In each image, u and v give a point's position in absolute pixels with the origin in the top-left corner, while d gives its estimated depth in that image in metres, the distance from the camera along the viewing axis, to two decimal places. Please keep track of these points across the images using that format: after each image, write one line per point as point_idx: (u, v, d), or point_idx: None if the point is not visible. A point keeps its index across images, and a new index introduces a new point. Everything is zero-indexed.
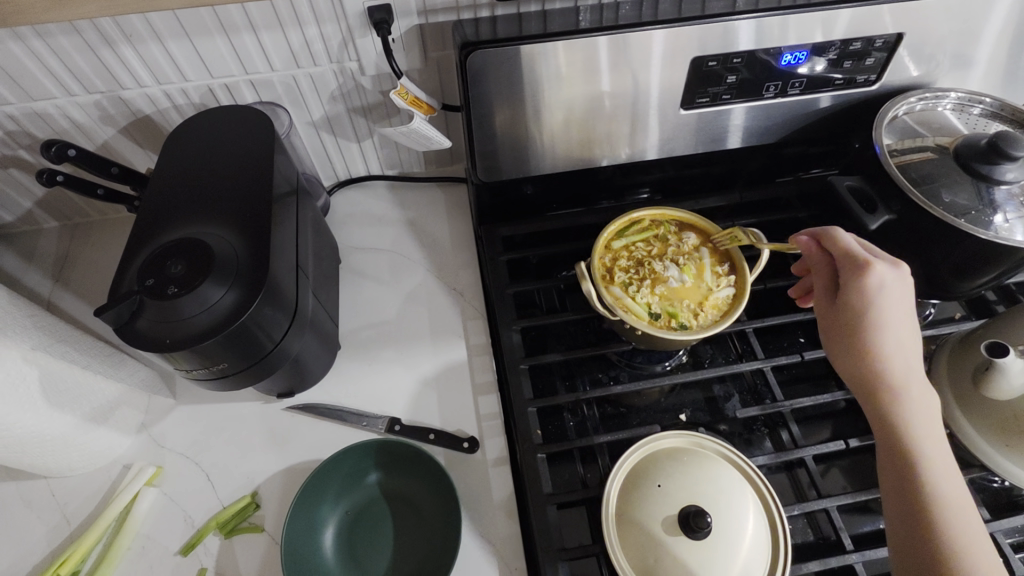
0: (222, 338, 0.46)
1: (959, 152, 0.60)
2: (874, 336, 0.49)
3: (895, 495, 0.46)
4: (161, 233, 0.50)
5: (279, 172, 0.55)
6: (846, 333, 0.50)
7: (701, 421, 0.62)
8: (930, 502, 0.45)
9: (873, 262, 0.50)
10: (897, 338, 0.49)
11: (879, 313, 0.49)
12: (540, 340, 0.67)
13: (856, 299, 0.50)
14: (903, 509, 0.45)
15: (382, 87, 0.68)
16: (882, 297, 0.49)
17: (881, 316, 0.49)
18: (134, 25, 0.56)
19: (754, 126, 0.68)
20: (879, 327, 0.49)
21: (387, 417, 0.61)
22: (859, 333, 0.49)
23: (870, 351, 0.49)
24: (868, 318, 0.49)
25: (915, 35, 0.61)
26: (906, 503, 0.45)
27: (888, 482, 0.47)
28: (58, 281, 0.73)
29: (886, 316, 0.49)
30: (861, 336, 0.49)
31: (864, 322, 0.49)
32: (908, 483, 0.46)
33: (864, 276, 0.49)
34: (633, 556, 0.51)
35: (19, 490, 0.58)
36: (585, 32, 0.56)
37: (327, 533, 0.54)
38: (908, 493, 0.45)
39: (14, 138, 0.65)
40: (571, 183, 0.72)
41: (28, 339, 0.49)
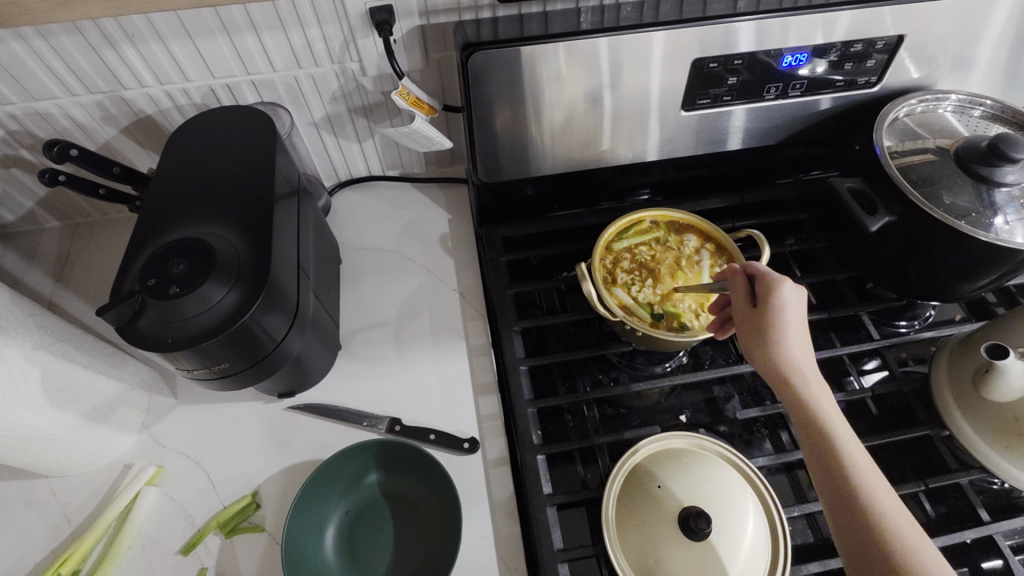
0: (223, 338, 0.46)
1: (959, 154, 0.60)
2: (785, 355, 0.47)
3: (840, 528, 0.42)
4: (162, 233, 0.51)
5: (280, 172, 0.56)
6: (762, 356, 0.48)
7: (701, 422, 0.62)
8: (876, 528, 0.40)
9: (781, 279, 0.48)
10: (805, 356, 0.47)
11: (784, 324, 0.47)
12: (540, 340, 0.67)
13: (764, 317, 0.48)
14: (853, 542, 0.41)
15: (383, 87, 0.68)
16: (787, 314, 0.48)
17: (788, 332, 0.47)
18: (136, 26, 0.56)
19: (755, 128, 0.68)
20: (786, 346, 0.47)
21: (388, 418, 0.61)
22: (771, 354, 0.47)
23: (787, 369, 0.47)
24: (774, 336, 0.47)
25: (916, 37, 0.61)
26: (855, 535, 0.41)
27: (830, 515, 0.43)
28: (59, 281, 0.73)
29: (791, 334, 0.47)
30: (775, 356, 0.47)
31: (775, 341, 0.47)
32: (851, 511, 0.41)
33: (773, 290, 0.48)
34: (632, 556, 0.51)
35: (20, 489, 0.58)
36: (586, 33, 0.57)
37: (327, 532, 0.54)
38: (852, 522, 0.41)
39: (15, 138, 0.65)
40: (571, 184, 0.73)
41: (30, 338, 0.49)
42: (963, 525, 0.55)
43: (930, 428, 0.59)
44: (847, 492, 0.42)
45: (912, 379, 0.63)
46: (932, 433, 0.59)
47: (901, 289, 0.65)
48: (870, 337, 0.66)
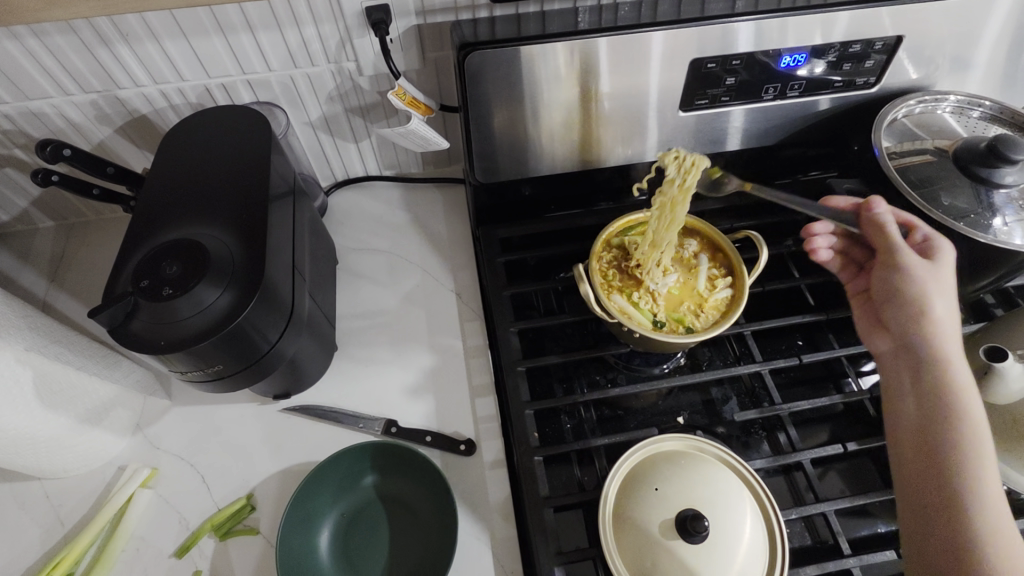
0: (216, 340, 0.45)
1: (958, 155, 0.60)
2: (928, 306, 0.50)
3: (927, 462, 0.45)
4: (157, 234, 0.50)
5: (275, 172, 0.55)
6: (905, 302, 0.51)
7: (699, 424, 0.62)
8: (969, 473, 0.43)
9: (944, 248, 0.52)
10: (947, 314, 0.50)
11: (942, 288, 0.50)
12: (537, 342, 0.66)
13: (915, 269, 0.51)
14: (939, 476, 0.44)
15: (380, 87, 0.68)
16: (941, 275, 0.51)
17: (937, 288, 0.50)
18: (130, 25, 0.56)
19: (752, 128, 0.67)
20: (933, 300, 0.50)
21: (383, 419, 0.61)
22: (915, 302, 0.50)
23: (926, 322, 0.49)
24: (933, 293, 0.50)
25: (915, 38, 0.61)
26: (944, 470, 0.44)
27: (922, 449, 0.46)
28: (54, 281, 0.73)
29: (940, 289, 0.50)
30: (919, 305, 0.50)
31: (922, 292, 0.50)
32: (946, 450, 0.45)
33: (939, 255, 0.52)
34: (628, 558, 0.51)
35: (13, 491, 0.57)
36: (584, 32, 0.56)
37: (323, 534, 0.54)
38: (944, 460, 0.44)
39: (9, 137, 0.65)
40: (569, 184, 0.72)
41: (22, 339, 0.49)
42: None
43: None
44: (948, 435, 0.45)
45: None
46: None
47: None
48: None
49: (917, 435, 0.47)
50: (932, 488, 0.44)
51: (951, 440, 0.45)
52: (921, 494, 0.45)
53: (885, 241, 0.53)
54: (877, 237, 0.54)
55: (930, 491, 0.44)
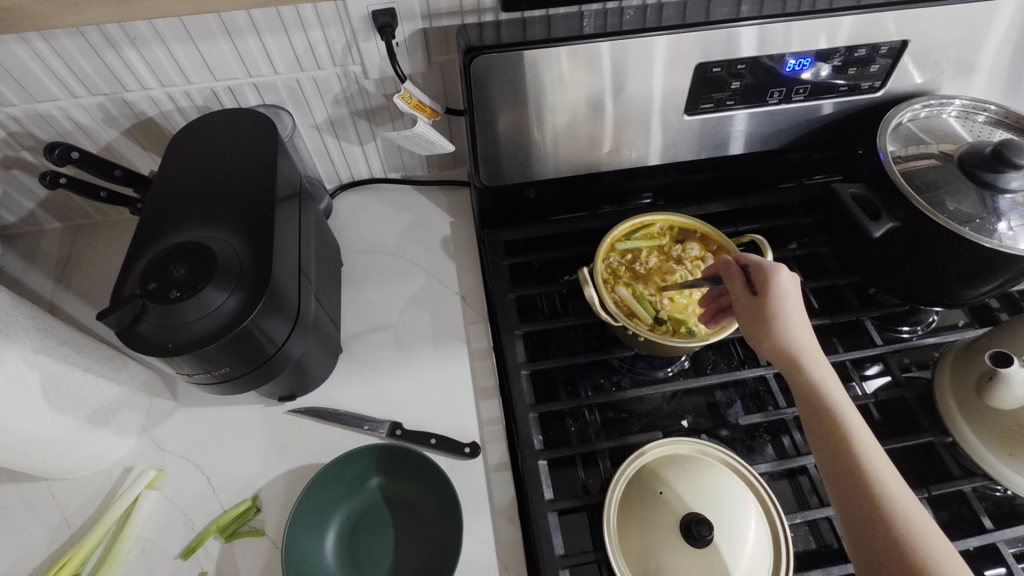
0: (223, 343, 0.46)
1: (963, 160, 0.60)
2: (787, 340, 0.48)
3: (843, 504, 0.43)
4: (164, 237, 0.50)
5: (282, 175, 0.55)
6: (768, 345, 0.49)
7: (703, 428, 0.62)
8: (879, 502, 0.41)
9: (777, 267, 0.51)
10: (804, 337, 0.49)
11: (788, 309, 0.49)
12: (542, 345, 0.67)
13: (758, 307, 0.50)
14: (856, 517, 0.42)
15: (386, 90, 0.68)
16: (789, 296, 0.49)
17: (788, 318, 0.49)
18: (138, 28, 0.56)
19: (757, 133, 0.68)
20: (787, 329, 0.48)
21: (388, 422, 0.61)
22: (773, 341, 0.49)
23: (787, 352, 0.48)
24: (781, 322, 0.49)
25: (920, 42, 0.61)
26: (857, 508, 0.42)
27: (835, 495, 0.43)
28: (60, 283, 0.73)
29: (791, 318, 0.49)
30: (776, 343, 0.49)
31: (777, 321, 0.49)
32: (852, 482, 0.42)
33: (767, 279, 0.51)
34: (633, 562, 0.51)
35: (20, 492, 0.58)
36: (589, 37, 0.56)
37: (328, 537, 0.54)
38: (855, 497, 0.42)
39: (17, 139, 0.65)
40: (573, 187, 0.72)
41: (29, 341, 0.49)
42: (966, 533, 0.55)
43: (933, 435, 0.58)
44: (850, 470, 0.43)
45: (914, 385, 0.63)
46: (935, 439, 0.58)
47: (904, 294, 0.65)
48: (873, 342, 0.65)
49: (829, 479, 0.44)
50: (858, 531, 0.41)
51: (853, 475, 0.42)
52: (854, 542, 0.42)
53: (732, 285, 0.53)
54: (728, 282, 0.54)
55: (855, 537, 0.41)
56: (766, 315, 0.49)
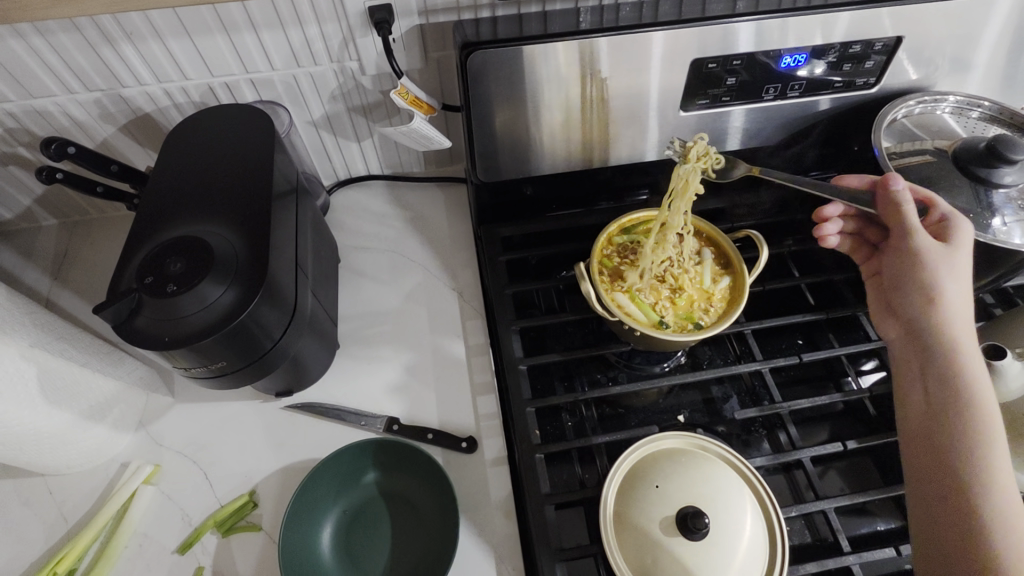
0: (219, 337, 0.46)
1: (957, 155, 0.61)
2: (945, 293, 0.50)
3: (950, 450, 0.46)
4: (161, 231, 0.50)
5: (278, 171, 0.55)
6: (923, 292, 0.51)
7: (699, 422, 0.62)
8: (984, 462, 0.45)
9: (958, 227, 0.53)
10: (959, 297, 0.51)
11: (951, 269, 0.51)
12: (538, 340, 0.67)
13: (924, 254, 0.52)
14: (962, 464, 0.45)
15: (383, 86, 0.68)
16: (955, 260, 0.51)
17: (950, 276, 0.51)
18: (135, 23, 0.56)
19: (752, 129, 0.68)
20: (949, 285, 0.51)
21: (385, 417, 0.61)
22: (928, 289, 0.51)
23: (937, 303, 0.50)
24: (938, 277, 0.51)
25: (914, 39, 0.62)
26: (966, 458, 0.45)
27: (946, 437, 0.46)
28: (57, 279, 0.73)
29: (951, 276, 0.51)
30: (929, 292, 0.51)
31: (935, 276, 0.51)
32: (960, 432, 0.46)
33: (951, 237, 0.53)
34: (629, 555, 0.51)
35: (17, 487, 0.58)
36: (586, 32, 0.57)
37: (325, 531, 0.54)
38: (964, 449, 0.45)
39: (13, 135, 0.65)
40: (570, 183, 0.72)
41: (26, 336, 0.49)
42: None
43: None
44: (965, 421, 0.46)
45: None
46: None
47: None
48: (868, 337, 0.65)
49: (935, 422, 0.48)
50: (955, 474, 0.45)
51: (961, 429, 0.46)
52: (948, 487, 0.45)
53: (897, 219, 0.53)
54: (891, 215, 0.54)
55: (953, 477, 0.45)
56: (931, 273, 0.51)
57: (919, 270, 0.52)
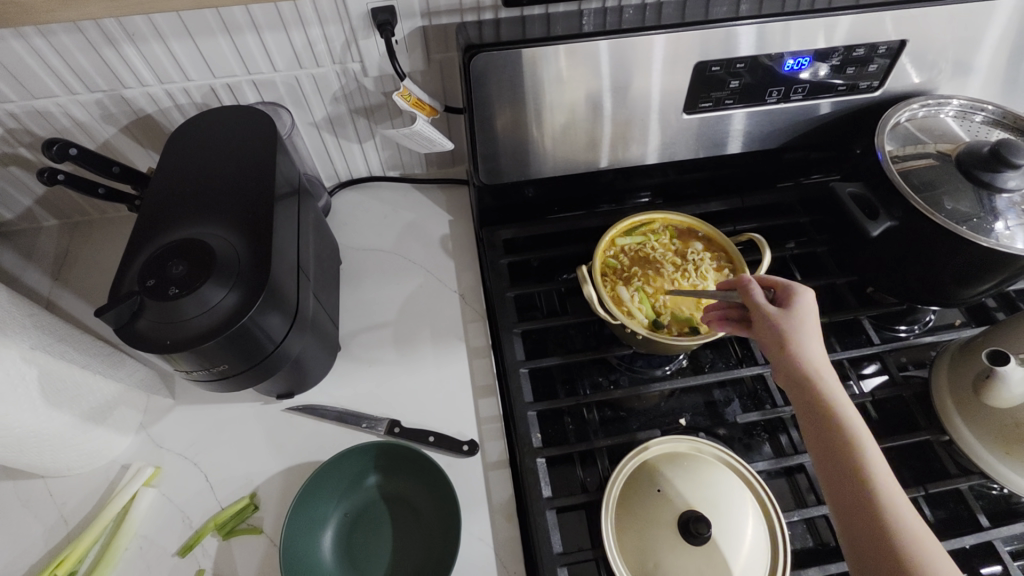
0: (222, 340, 0.45)
1: (961, 160, 0.60)
2: (798, 345, 0.47)
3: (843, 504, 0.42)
4: (162, 234, 0.50)
5: (281, 173, 0.55)
6: (777, 352, 0.48)
7: (701, 426, 0.62)
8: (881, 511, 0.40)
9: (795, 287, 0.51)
10: (818, 354, 0.48)
11: (802, 328, 0.48)
12: (540, 343, 0.67)
13: (776, 318, 0.49)
14: (857, 522, 0.41)
15: (385, 88, 0.68)
16: (805, 318, 0.49)
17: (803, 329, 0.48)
18: (137, 25, 0.56)
19: (755, 132, 0.68)
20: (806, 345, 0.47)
21: (387, 420, 0.61)
22: (781, 348, 0.48)
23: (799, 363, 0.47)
24: (794, 339, 0.48)
25: (919, 42, 0.61)
26: (859, 512, 0.41)
27: (832, 490, 0.43)
28: (58, 280, 0.73)
29: (806, 327, 0.48)
30: (778, 352, 0.48)
31: (792, 337, 0.48)
32: (858, 498, 0.41)
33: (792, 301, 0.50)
34: (631, 558, 0.51)
35: (16, 490, 0.58)
36: (588, 35, 0.56)
37: (326, 535, 0.54)
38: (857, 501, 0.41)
39: (14, 136, 0.65)
40: (573, 186, 0.72)
41: (27, 338, 0.49)
42: (962, 531, 0.55)
43: (930, 433, 0.58)
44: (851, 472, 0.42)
45: (912, 383, 0.63)
46: (932, 438, 0.59)
47: (902, 294, 0.65)
48: (871, 342, 0.66)
49: (834, 492, 0.43)
50: (855, 530, 0.41)
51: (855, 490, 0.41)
52: (849, 544, 0.41)
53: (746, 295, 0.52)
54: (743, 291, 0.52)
55: (852, 534, 0.41)
56: (786, 335, 0.48)
57: (770, 333, 0.49)
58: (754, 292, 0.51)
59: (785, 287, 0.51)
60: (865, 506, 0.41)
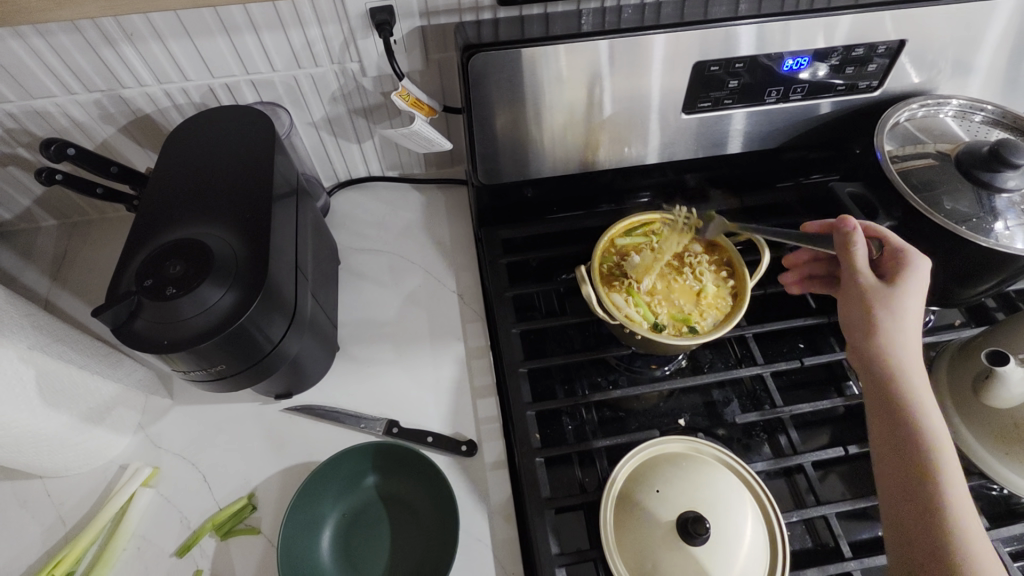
0: (219, 340, 0.45)
1: (960, 159, 0.60)
2: (894, 319, 0.47)
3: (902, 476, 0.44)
4: (160, 234, 0.50)
5: (279, 173, 0.55)
6: (870, 322, 0.48)
7: (700, 426, 0.62)
8: (939, 490, 0.42)
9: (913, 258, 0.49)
10: (911, 332, 0.48)
11: (907, 303, 0.48)
12: (538, 343, 0.67)
13: (883, 289, 0.48)
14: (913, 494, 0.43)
15: (384, 88, 0.68)
16: (913, 292, 0.48)
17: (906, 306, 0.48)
18: (135, 25, 0.56)
19: (754, 132, 0.68)
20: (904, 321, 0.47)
21: (385, 420, 0.61)
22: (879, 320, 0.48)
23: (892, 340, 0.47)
24: (892, 313, 0.48)
25: (918, 42, 0.61)
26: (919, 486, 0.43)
27: (891, 459, 0.45)
28: (56, 280, 0.73)
29: (910, 304, 0.48)
30: (871, 322, 0.48)
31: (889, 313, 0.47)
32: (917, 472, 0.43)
33: (904, 272, 0.49)
34: (628, 559, 0.51)
35: (14, 489, 0.57)
36: (587, 35, 0.56)
37: (324, 534, 0.54)
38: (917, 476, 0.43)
39: (13, 136, 0.65)
40: (572, 186, 0.72)
41: (25, 338, 0.49)
42: None
43: None
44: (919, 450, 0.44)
45: None
46: None
47: None
48: None
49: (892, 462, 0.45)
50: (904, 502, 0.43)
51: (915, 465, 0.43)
52: (895, 513, 0.43)
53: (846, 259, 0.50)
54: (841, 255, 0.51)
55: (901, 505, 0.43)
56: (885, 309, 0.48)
57: (869, 306, 0.48)
58: (858, 259, 0.50)
59: (895, 245, 0.51)
60: (923, 482, 0.42)
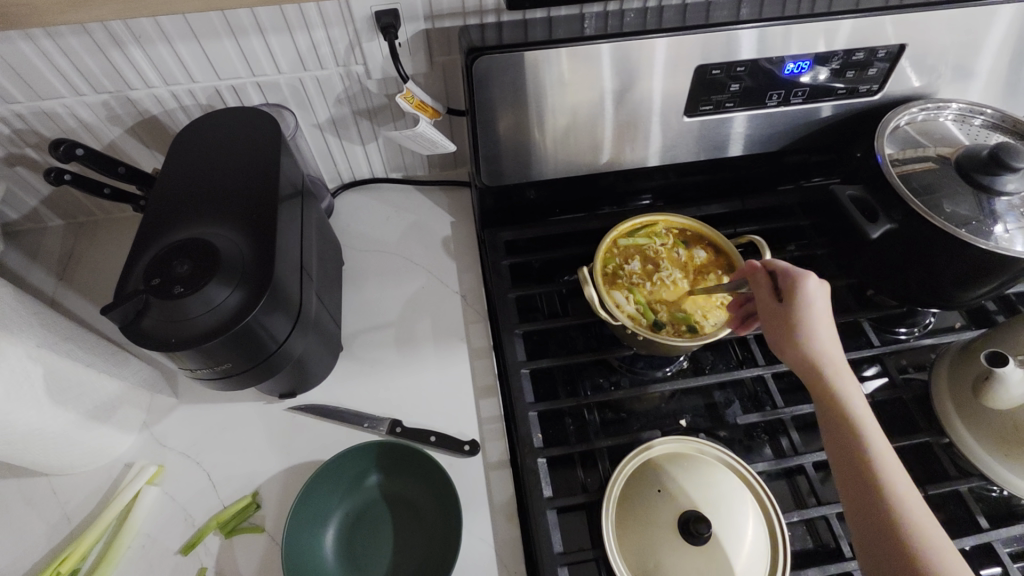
0: (225, 338, 0.46)
1: (960, 163, 0.61)
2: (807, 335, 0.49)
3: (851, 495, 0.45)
4: (167, 234, 0.51)
5: (284, 174, 0.56)
6: (790, 344, 0.50)
7: (701, 427, 0.63)
8: (882, 496, 0.43)
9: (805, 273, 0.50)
10: (828, 344, 0.49)
11: (811, 317, 0.49)
12: (541, 344, 0.67)
13: (785, 309, 0.50)
14: (866, 512, 0.43)
15: (388, 90, 0.69)
16: (814, 306, 0.49)
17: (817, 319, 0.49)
18: (143, 27, 0.57)
19: (755, 135, 0.68)
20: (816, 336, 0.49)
21: (388, 419, 0.61)
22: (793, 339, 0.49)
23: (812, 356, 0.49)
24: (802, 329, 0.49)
25: (918, 47, 0.62)
26: (869, 503, 0.43)
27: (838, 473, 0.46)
28: (62, 279, 0.74)
29: (813, 316, 0.49)
30: (789, 341, 0.50)
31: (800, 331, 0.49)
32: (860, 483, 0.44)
33: (796, 288, 0.50)
34: (631, 558, 0.51)
35: (20, 487, 0.58)
36: (590, 38, 0.57)
37: (328, 533, 0.54)
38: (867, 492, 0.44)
39: (21, 136, 0.65)
40: (574, 188, 0.73)
41: (33, 336, 0.49)
42: (962, 533, 0.55)
43: (930, 435, 0.59)
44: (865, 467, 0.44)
45: (912, 385, 0.63)
46: (932, 440, 0.59)
47: (902, 296, 0.66)
48: (871, 344, 0.66)
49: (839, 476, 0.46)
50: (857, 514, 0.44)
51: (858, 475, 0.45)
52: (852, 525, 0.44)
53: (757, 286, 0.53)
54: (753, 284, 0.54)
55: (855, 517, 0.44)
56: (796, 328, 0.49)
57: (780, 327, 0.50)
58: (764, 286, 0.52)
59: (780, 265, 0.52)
60: (867, 491, 0.44)
